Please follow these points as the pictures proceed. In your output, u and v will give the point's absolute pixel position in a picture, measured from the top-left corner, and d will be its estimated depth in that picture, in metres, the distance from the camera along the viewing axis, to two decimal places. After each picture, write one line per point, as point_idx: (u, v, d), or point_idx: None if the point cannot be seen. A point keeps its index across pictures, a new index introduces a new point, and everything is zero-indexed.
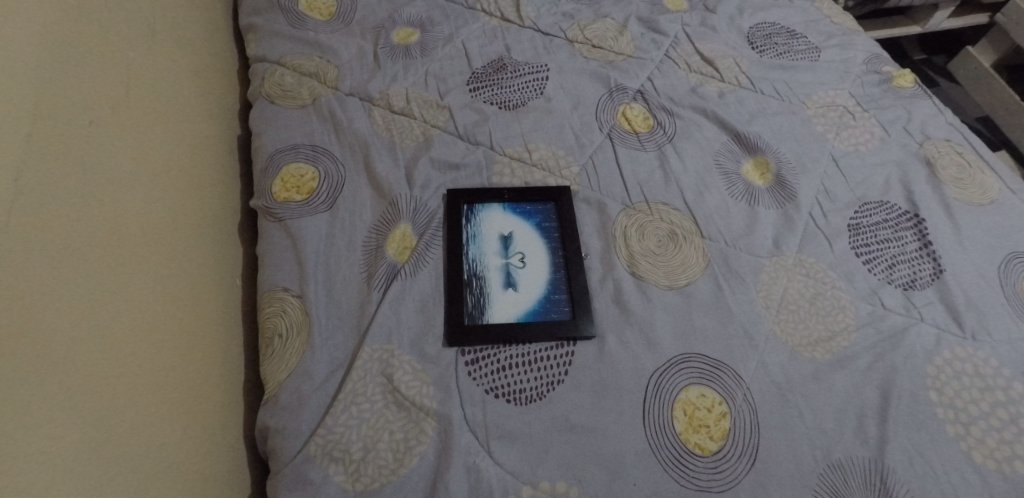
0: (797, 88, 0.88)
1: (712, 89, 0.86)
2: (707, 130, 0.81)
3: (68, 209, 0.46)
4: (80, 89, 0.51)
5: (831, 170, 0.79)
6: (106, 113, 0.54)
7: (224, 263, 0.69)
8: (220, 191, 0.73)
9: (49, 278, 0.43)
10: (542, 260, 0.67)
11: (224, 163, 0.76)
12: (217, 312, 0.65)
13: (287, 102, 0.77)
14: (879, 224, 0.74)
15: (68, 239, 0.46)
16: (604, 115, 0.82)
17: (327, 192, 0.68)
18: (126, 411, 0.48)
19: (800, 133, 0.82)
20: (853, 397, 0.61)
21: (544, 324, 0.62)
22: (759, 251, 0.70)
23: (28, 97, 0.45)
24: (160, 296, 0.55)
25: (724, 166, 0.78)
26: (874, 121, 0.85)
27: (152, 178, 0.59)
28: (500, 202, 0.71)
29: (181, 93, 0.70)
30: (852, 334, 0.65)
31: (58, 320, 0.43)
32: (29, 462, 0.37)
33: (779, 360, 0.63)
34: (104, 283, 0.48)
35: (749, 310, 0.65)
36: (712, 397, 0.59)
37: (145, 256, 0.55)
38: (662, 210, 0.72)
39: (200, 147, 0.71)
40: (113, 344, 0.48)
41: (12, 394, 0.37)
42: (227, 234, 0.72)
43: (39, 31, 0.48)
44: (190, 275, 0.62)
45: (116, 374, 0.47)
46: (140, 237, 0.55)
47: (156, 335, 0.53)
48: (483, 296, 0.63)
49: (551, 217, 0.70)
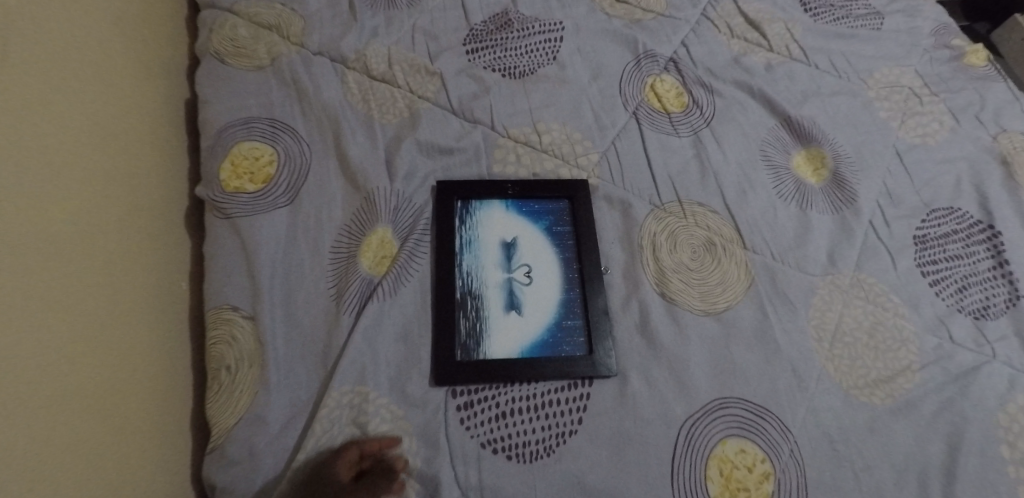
0: (857, 64, 0.74)
1: (758, 61, 0.72)
2: (752, 112, 0.68)
3: (38, 176, 0.42)
4: (44, 44, 0.46)
5: (894, 167, 0.67)
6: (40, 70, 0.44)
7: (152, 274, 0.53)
8: (155, 177, 0.58)
9: (22, 252, 0.39)
10: (553, 274, 0.55)
11: (155, 137, 0.59)
12: (140, 344, 0.49)
13: (240, 62, 0.62)
14: (948, 236, 0.63)
15: (40, 210, 0.41)
16: (630, 89, 0.67)
17: (287, 182, 0.55)
18: (98, 410, 0.43)
19: (860, 120, 0.69)
20: (914, 452, 0.52)
21: (554, 359, 0.51)
22: (811, 267, 0.59)
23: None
24: (92, 310, 0.44)
25: (771, 158, 0.65)
26: (943, 107, 0.72)
27: (64, 162, 0.45)
28: (502, 199, 0.58)
29: (73, 35, 0.50)
30: (914, 375, 0.55)
31: (31, 300, 0.38)
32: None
33: (831, 406, 0.52)
34: (10, 299, 0.36)
35: (797, 343, 0.55)
36: (753, 452, 0.49)
37: (72, 257, 0.43)
38: (697, 213, 0.60)
39: (110, 115, 0.53)
40: (80, 336, 0.43)
41: None
42: (161, 232, 0.57)
43: None
44: (93, 298, 0.45)
45: (81, 375, 0.42)
46: (107, 217, 0.49)
47: (126, 330, 0.48)
48: (480, 322, 0.52)
49: (564, 219, 0.58)
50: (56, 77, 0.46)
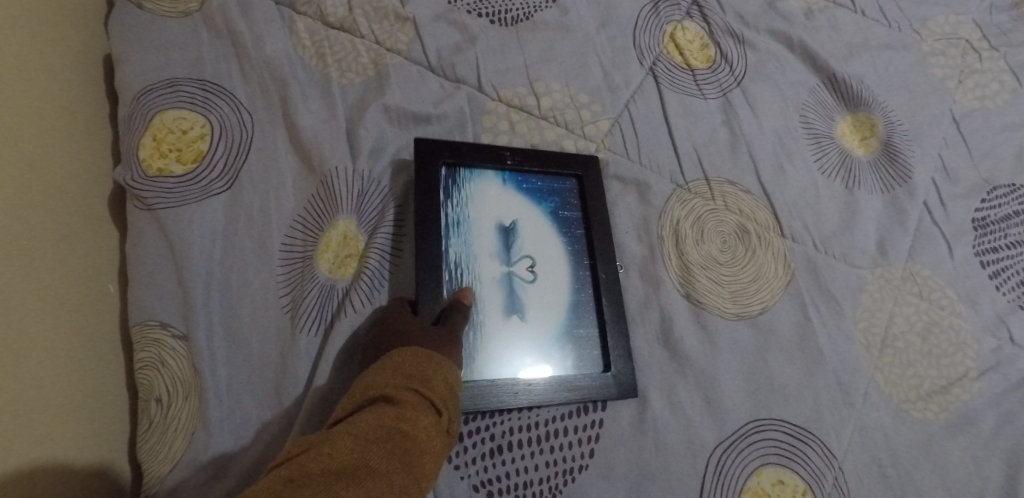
0: (910, 10, 0.63)
1: (797, 5, 0.60)
2: (790, 69, 0.57)
3: None
4: None
5: (951, 137, 0.57)
6: None
7: (22, 267, 0.34)
8: (90, 134, 0.46)
9: None
10: (561, 268, 0.46)
11: (8, 56, 0.38)
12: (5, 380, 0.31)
13: (162, 6, 0.48)
14: (1011, 219, 0.54)
15: None
16: (646, 39, 0.56)
17: (224, 162, 0.44)
18: (55, 389, 0.35)
19: (914, 79, 0.59)
20: (973, 476, 0.45)
21: (566, 377, 0.42)
22: (859, 258, 0.50)
23: None
24: (44, 272, 0.36)
25: (812, 126, 0.55)
26: (1005, 63, 0.62)
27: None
28: (499, 171, 0.47)
29: None
30: (973, 385, 0.48)
31: None
32: None
33: (881, 424, 0.45)
34: None
35: (843, 348, 0.47)
36: (793, 484, 0.42)
37: (18, 202, 0.35)
38: (728, 193, 0.50)
39: (30, 35, 0.41)
40: (32, 297, 0.35)
41: None
42: (21, 196, 0.36)
43: None
44: (42, 256, 0.36)
45: (37, 345, 0.34)
46: (52, 163, 0.40)
47: (80, 306, 0.39)
48: (474, 328, 0.42)
49: (573, 202, 0.48)
50: None
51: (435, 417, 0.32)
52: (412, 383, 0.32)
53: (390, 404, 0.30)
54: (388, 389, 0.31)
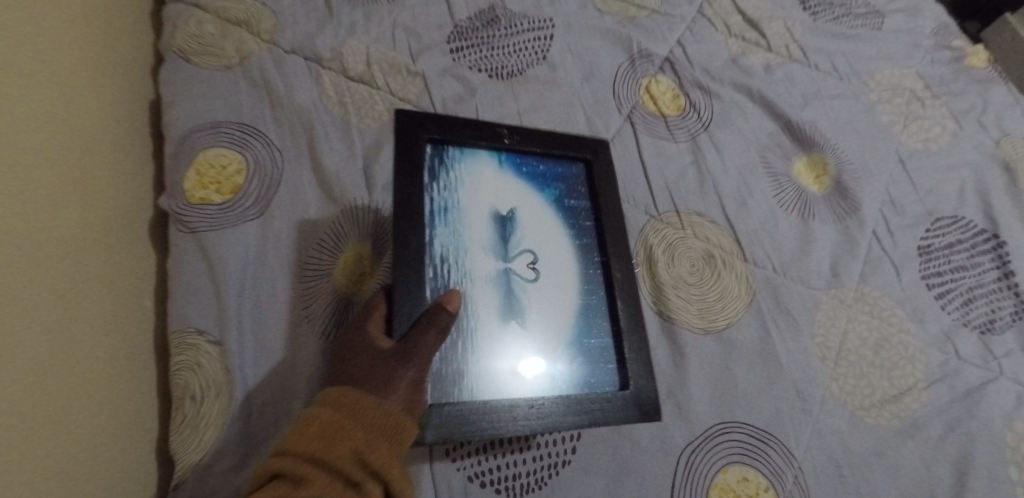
0: (859, 64, 0.71)
1: (757, 62, 0.69)
2: (752, 116, 0.65)
3: (60, 162, 0.43)
4: (61, 36, 0.47)
5: (898, 175, 0.64)
6: (63, 64, 0.46)
7: (85, 292, 0.43)
8: (137, 175, 0.53)
9: (49, 231, 0.40)
10: (570, 263, 0.46)
11: (86, 123, 0.48)
12: (65, 386, 0.39)
13: (207, 61, 0.57)
14: (952, 246, 0.61)
15: (64, 194, 0.43)
16: (625, 90, 0.64)
17: (258, 192, 0.51)
18: (99, 392, 0.42)
19: (863, 124, 0.67)
20: (924, 477, 0.50)
21: (574, 379, 0.42)
22: (815, 281, 0.56)
23: (28, 49, 0.42)
24: (100, 296, 0.44)
25: (772, 165, 0.62)
26: (946, 110, 0.71)
27: (79, 149, 0.46)
28: (494, 153, 0.46)
29: (63, 19, 0.48)
30: (922, 394, 0.53)
31: (54, 278, 0.40)
32: (18, 417, 0.34)
33: (837, 429, 0.50)
34: (38, 270, 0.38)
35: (801, 360, 0.52)
36: (756, 481, 0.47)
37: (85, 241, 0.44)
38: (696, 223, 0.57)
39: (97, 100, 0.50)
40: (90, 316, 0.43)
41: (18, 342, 0.35)
42: (88, 235, 0.45)
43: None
44: (100, 282, 0.45)
45: (90, 355, 0.42)
46: (111, 205, 0.49)
47: (122, 320, 0.47)
48: (472, 326, 0.41)
49: (577, 190, 0.49)
50: (55, 66, 0.45)
51: (347, 485, 0.33)
52: (324, 450, 0.34)
53: (292, 482, 0.33)
54: (297, 460, 0.33)
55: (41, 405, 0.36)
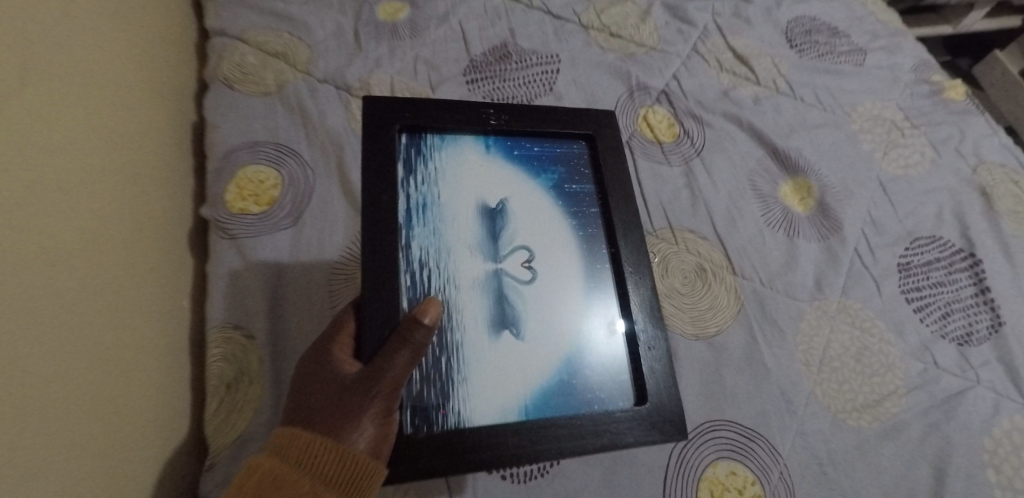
0: (842, 97, 0.77)
1: (747, 94, 0.75)
2: (741, 143, 0.71)
3: (122, 181, 0.50)
4: (126, 71, 0.54)
5: (879, 197, 0.69)
6: (127, 95, 0.53)
7: (137, 291, 0.49)
8: (180, 189, 0.60)
9: (110, 239, 0.46)
10: (573, 257, 0.44)
11: (144, 145, 0.55)
12: (121, 371, 0.44)
13: (248, 88, 0.63)
14: (931, 264, 0.65)
15: (123, 207, 0.49)
16: (624, 118, 0.70)
17: (291, 204, 0.57)
18: (147, 378, 0.47)
19: (845, 152, 0.72)
20: (904, 477, 0.53)
21: (577, 391, 0.40)
22: (799, 293, 0.60)
23: (100, 85, 0.49)
24: (148, 293, 0.50)
25: (760, 187, 0.67)
26: (925, 139, 0.76)
27: (138, 168, 0.53)
28: (481, 139, 0.45)
29: (127, 55, 0.55)
30: (902, 399, 0.56)
31: (114, 279, 0.46)
32: (82, 397, 0.39)
33: (821, 429, 0.54)
34: (101, 272, 0.44)
35: (786, 365, 0.56)
36: (743, 475, 0.50)
37: (138, 247, 0.50)
38: (688, 239, 0.62)
39: (151, 123, 0.57)
40: (140, 311, 0.48)
41: (85, 334, 0.41)
42: (141, 242, 0.51)
43: (109, 30, 0.52)
44: (149, 282, 0.51)
45: (139, 345, 0.47)
46: (160, 215, 0.55)
47: (166, 316, 0.52)
48: (457, 334, 0.39)
49: (577, 174, 0.46)
50: (120, 98, 0.52)
51: None
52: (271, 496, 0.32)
53: None
54: None
55: (101, 387, 0.42)
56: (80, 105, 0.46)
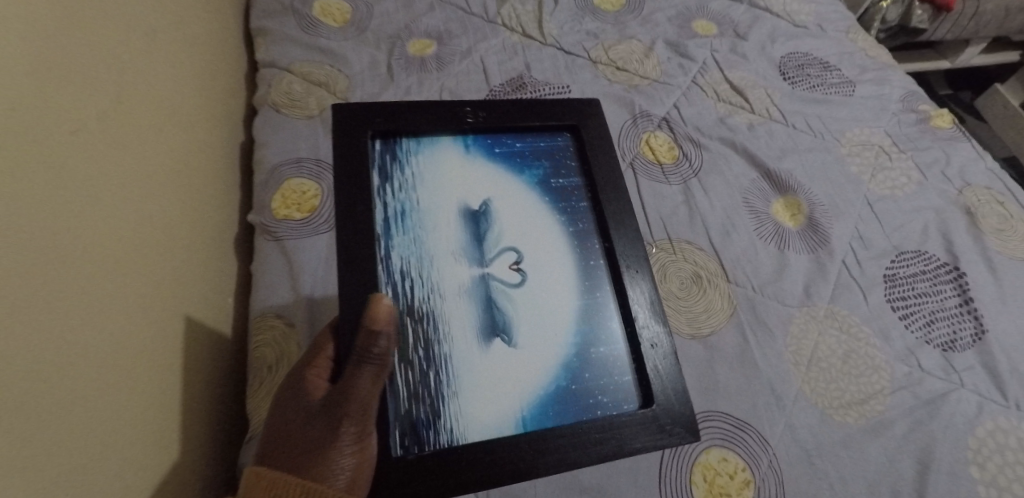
0: (832, 124, 0.84)
1: (742, 121, 0.82)
2: (736, 165, 0.77)
3: (181, 190, 0.57)
4: (187, 96, 0.63)
5: (866, 214, 0.74)
6: (187, 117, 0.62)
7: (189, 284, 0.56)
8: (227, 200, 0.68)
9: (170, 238, 0.54)
10: (563, 257, 0.48)
11: (199, 160, 0.63)
12: (174, 353, 0.51)
13: (294, 112, 0.72)
14: (916, 275, 0.70)
15: (180, 213, 0.56)
16: (628, 142, 0.77)
17: (329, 212, 0.64)
18: (193, 362, 0.54)
19: (835, 173, 0.78)
20: (889, 470, 0.56)
21: (581, 395, 0.44)
22: (789, 299, 0.65)
23: (166, 108, 0.57)
24: (198, 287, 0.57)
25: (753, 205, 0.73)
26: (911, 163, 0.81)
27: (193, 179, 0.61)
28: (462, 147, 0.50)
29: (188, 84, 0.64)
30: (887, 398, 0.60)
31: (171, 272, 0.53)
32: (141, 370, 0.46)
33: (808, 423, 0.58)
34: (162, 265, 0.51)
35: (776, 363, 0.60)
36: (734, 461, 0.54)
37: (192, 248, 0.58)
38: (685, 249, 0.68)
39: (206, 142, 0.65)
40: (191, 302, 0.55)
41: (146, 316, 0.48)
42: (195, 243, 0.58)
43: (174, 61, 0.61)
44: (199, 278, 0.58)
45: (189, 332, 0.54)
46: (211, 222, 0.63)
47: (211, 309, 0.59)
48: (444, 347, 0.43)
49: (563, 173, 0.51)
50: (182, 119, 0.60)
51: None
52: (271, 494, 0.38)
53: None
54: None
55: (157, 363, 0.48)
56: (150, 123, 0.54)
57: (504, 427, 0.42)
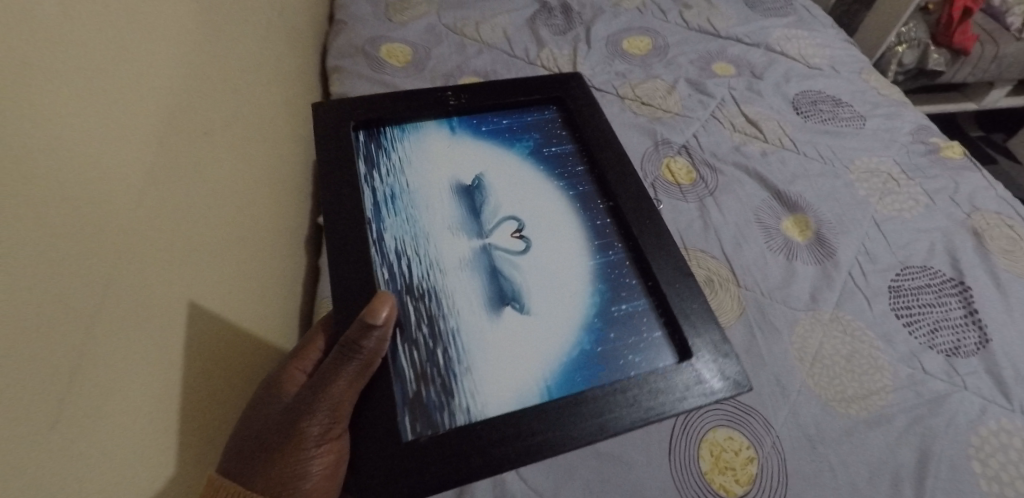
0: (841, 153, 0.91)
1: (756, 149, 0.90)
2: (749, 186, 0.85)
3: (257, 195, 0.69)
4: (270, 119, 0.76)
5: (873, 233, 0.80)
6: (267, 135, 0.74)
7: (257, 274, 0.66)
8: (293, 209, 0.80)
9: (246, 232, 0.64)
10: (557, 214, 0.61)
11: (273, 172, 0.75)
12: (242, 327, 0.60)
13: None
14: (921, 288, 0.74)
15: (256, 213, 0.68)
16: (649, 166, 0.87)
17: None
18: (257, 338, 0.63)
19: (843, 196, 0.84)
20: (889, 459, 0.60)
21: (613, 352, 0.52)
22: (795, 303, 0.72)
23: (252, 126, 0.70)
24: (263, 277, 0.67)
25: (764, 221, 0.80)
26: (919, 189, 0.87)
27: (267, 188, 0.72)
28: (450, 142, 0.65)
29: (273, 110, 0.77)
30: (889, 395, 0.65)
31: (246, 259, 0.63)
32: (223, 332, 0.55)
33: (812, 412, 0.63)
34: (239, 252, 0.62)
35: (781, 358, 0.66)
36: (739, 440, 0.60)
37: (261, 244, 0.68)
38: (699, 257, 0.75)
39: (281, 158, 0.78)
40: (256, 288, 0.65)
41: (227, 290, 0.58)
42: (264, 240, 0.69)
43: (263, 91, 0.75)
44: (264, 269, 0.68)
45: (253, 311, 0.64)
46: (277, 226, 0.74)
47: (271, 296, 0.69)
48: (449, 322, 0.51)
49: (552, 143, 0.66)
50: (263, 137, 0.73)
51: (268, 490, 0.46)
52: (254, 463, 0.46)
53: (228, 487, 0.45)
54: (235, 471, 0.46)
55: (232, 332, 0.58)
56: (242, 137, 0.66)
57: (535, 385, 0.49)
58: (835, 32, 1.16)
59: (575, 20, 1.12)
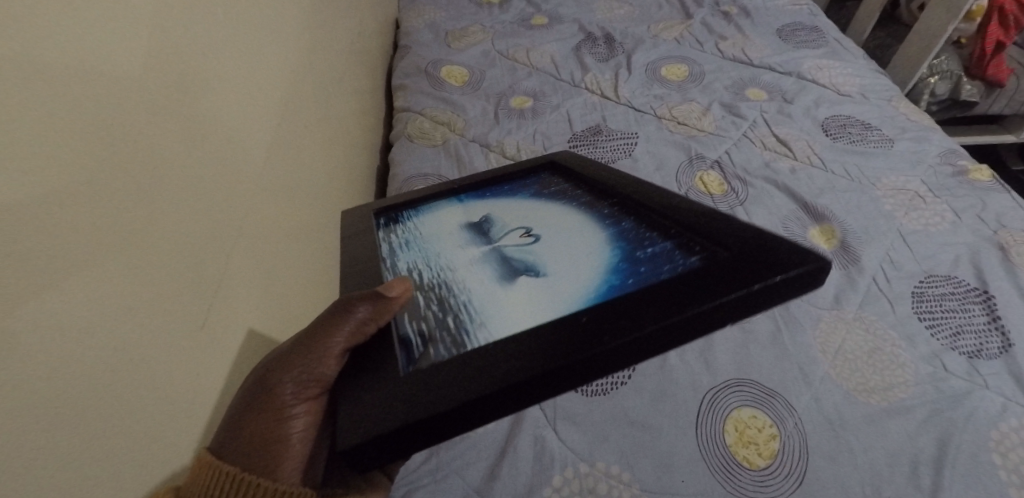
0: (868, 172, 0.96)
1: (785, 165, 0.97)
2: (777, 198, 0.91)
3: (309, 198, 0.74)
4: (335, 125, 0.87)
5: (897, 243, 0.85)
6: (330, 141, 0.84)
7: (302, 272, 0.70)
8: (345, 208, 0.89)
9: (296, 230, 0.69)
10: (565, 215, 0.62)
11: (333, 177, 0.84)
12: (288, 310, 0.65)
13: (422, 142, 0.96)
14: (944, 294, 0.78)
15: (307, 217, 0.73)
16: (683, 178, 0.94)
17: None
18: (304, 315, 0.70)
19: (868, 210, 0.89)
20: (908, 445, 0.63)
21: (642, 279, 0.49)
22: (820, 303, 0.77)
23: (319, 131, 0.81)
24: (308, 272, 0.72)
25: (791, 229, 0.86)
26: (945, 206, 0.91)
27: (320, 195, 0.79)
28: (456, 198, 0.69)
29: (340, 121, 0.90)
30: (909, 388, 0.68)
31: (294, 254, 0.68)
32: (275, 303, 0.62)
33: (832, 398, 0.67)
34: (289, 245, 0.67)
35: (805, 351, 0.71)
36: (762, 419, 0.65)
37: (306, 248, 0.72)
38: None
39: (340, 161, 0.88)
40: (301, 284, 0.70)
41: (277, 273, 0.63)
42: (312, 244, 0.74)
43: (331, 102, 0.86)
44: (307, 270, 0.72)
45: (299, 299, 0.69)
46: (325, 233, 0.79)
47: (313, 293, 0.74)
48: (462, 300, 0.51)
49: (553, 183, 0.70)
50: (324, 146, 0.82)
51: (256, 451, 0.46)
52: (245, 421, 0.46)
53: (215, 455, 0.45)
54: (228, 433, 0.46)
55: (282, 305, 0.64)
56: (309, 136, 0.76)
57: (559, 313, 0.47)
58: (866, 63, 1.22)
59: (617, 49, 1.23)
